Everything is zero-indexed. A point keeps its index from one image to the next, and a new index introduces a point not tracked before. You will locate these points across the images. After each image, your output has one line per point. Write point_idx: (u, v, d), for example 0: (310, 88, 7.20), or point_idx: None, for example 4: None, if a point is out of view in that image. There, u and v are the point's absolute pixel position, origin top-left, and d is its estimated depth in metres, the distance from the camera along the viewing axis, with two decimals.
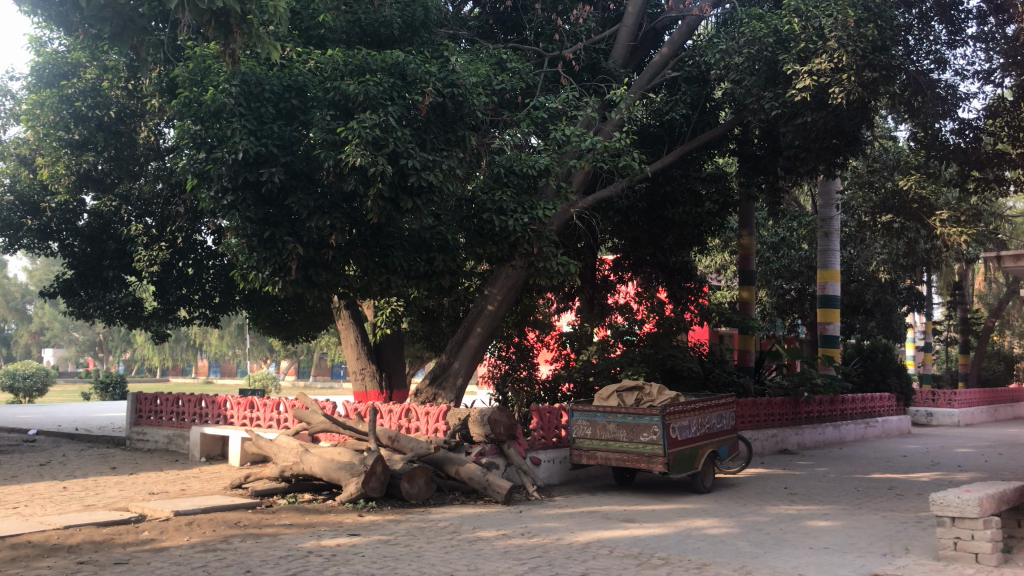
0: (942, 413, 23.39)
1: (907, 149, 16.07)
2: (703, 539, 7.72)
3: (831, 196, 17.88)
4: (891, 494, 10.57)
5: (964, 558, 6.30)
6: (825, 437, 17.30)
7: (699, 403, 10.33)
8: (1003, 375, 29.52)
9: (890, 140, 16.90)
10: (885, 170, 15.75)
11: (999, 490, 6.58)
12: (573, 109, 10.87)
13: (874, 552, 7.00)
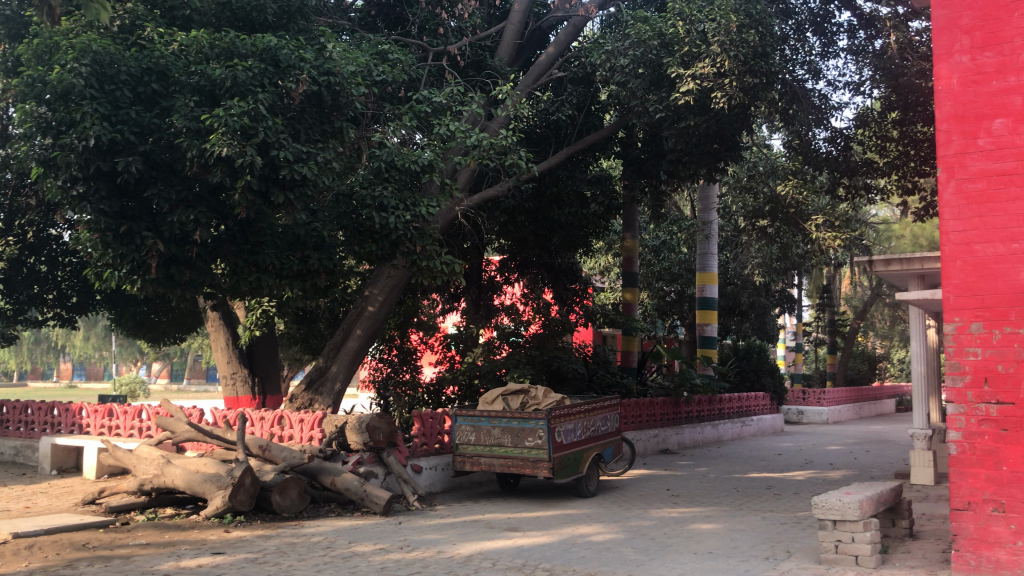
0: (811, 411, 24.26)
1: (782, 157, 16.44)
2: (588, 547, 7.49)
3: (710, 200, 18.39)
4: (770, 494, 10.68)
5: (845, 561, 6.24)
6: (704, 437, 17.58)
7: (584, 406, 10.19)
8: (867, 375, 30.95)
9: (766, 148, 17.22)
10: (762, 177, 16.10)
11: (876, 492, 6.61)
12: (458, 104, 10.50)
13: (757, 556, 6.94)
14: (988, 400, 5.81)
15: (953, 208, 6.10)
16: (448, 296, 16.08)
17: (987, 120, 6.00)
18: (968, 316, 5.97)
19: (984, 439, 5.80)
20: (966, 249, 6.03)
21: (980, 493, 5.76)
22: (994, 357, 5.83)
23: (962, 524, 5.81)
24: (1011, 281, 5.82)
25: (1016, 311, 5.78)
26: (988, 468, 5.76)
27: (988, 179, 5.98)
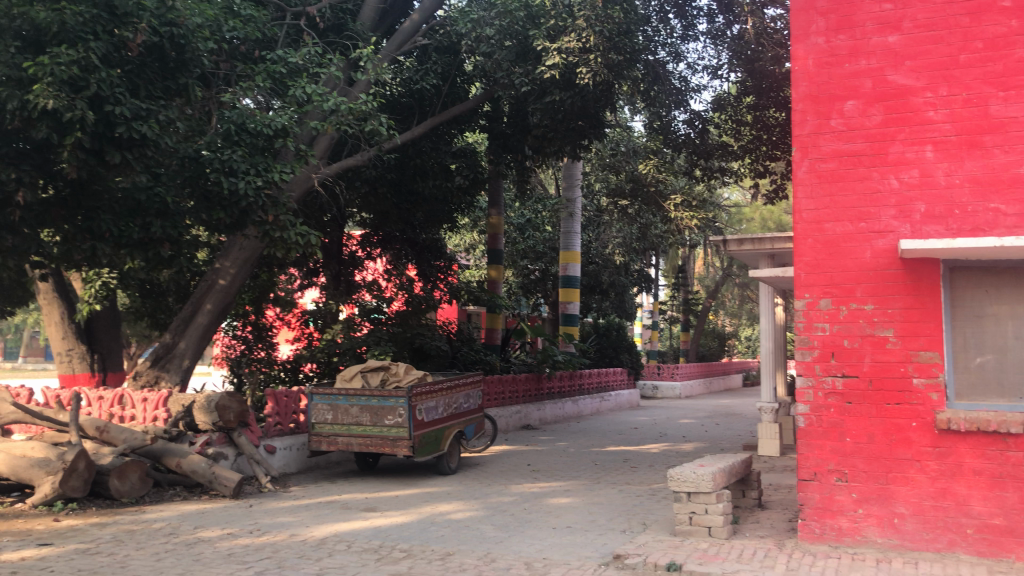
0: (666, 386, 25.07)
1: (642, 137, 16.65)
2: (447, 526, 7.32)
3: (574, 177, 18.53)
4: (627, 467, 10.85)
5: (699, 533, 6.29)
6: (564, 412, 17.81)
7: (445, 383, 9.99)
8: (717, 351, 32.25)
9: (628, 128, 17.51)
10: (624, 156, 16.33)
11: (728, 463, 6.71)
12: (315, 66, 10.01)
13: (614, 530, 6.98)
14: (835, 373, 6.00)
15: (806, 186, 6.24)
16: (306, 270, 15.37)
17: (838, 101, 6.17)
18: (818, 292, 6.13)
19: (830, 412, 5.98)
20: (817, 227, 6.17)
21: (826, 464, 5.96)
22: (841, 332, 6.01)
23: (808, 494, 5.99)
24: (858, 259, 6.00)
25: (862, 288, 5.97)
26: (832, 439, 5.96)
27: (838, 159, 6.15)
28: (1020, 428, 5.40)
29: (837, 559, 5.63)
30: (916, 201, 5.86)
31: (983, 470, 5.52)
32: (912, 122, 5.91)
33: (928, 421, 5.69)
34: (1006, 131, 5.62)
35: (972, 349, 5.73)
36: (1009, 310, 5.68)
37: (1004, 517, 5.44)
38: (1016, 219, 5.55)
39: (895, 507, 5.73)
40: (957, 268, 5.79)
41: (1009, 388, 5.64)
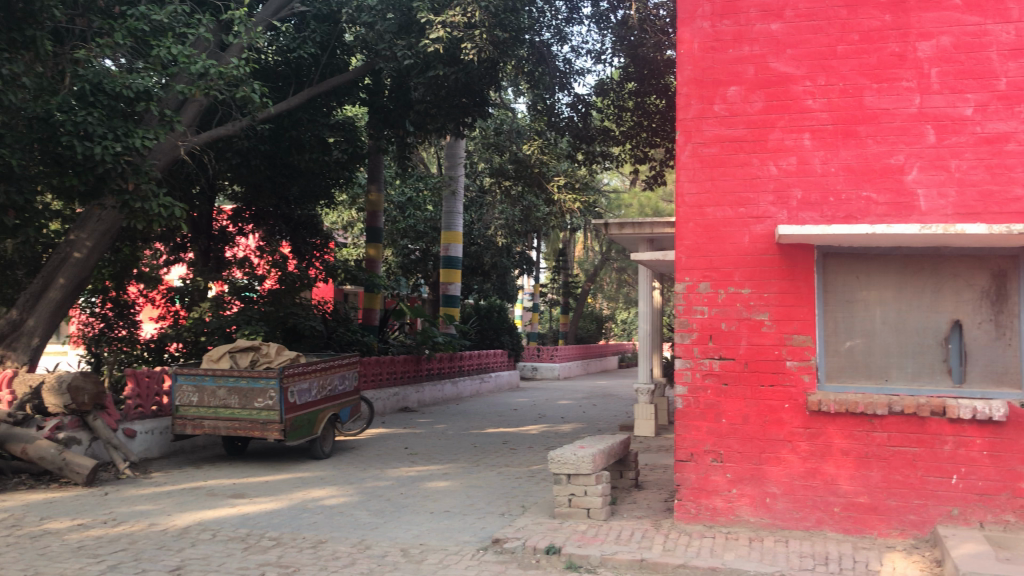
0: (544, 367, 25.31)
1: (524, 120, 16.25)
2: (320, 512, 7.03)
3: (457, 156, 18.25)
4: (505, 448, 10.79)
5: (577, 515, 6.20)
6: (443, 394, 17.65)
7: (320, 364, 9.64)
8: (594, 334, 32.77)
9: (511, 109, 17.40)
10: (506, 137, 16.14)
11: (607, 445, 6.69)
12: (183, 27, 9.39)
13: (493, 513, 6.87)
14: (712, 355, 6.02)
15: (689, 170, 6.21)
16: (173, 245, 14.55)
17: (722, 86, 6.16)
18: (697, 276, 6.11)
19: (707, 393, 6.01)
20: (698, 212, 6.14)
21: (702, 445, 5.99)
22: (719, 315, 6.03)
23: (684, 475, 6.02)
24: (737, 244, 6.02)
25: (740, 272, 6.00)
26: (709, 421, 5.99)
27: (721, 145, 6.14)
28: (885, 410, 5.62)
29: (713, 539, 5.70)
30: (793, 187, 5.94)
31: (850, 450, 5.71)
32: (791, 110, 5.99)
33: (800, 403, 5.81)
34: (879, 122, 5.79)
35: (842, 333, 5.90)
36: (877, 296, 5.88)
37: (868, 495, 5.66)
38: (885, 208, 5.73)
39: (767, 486, 5.84)
40: (830, 254, 5.93)
41: (875, 371, 5.85)
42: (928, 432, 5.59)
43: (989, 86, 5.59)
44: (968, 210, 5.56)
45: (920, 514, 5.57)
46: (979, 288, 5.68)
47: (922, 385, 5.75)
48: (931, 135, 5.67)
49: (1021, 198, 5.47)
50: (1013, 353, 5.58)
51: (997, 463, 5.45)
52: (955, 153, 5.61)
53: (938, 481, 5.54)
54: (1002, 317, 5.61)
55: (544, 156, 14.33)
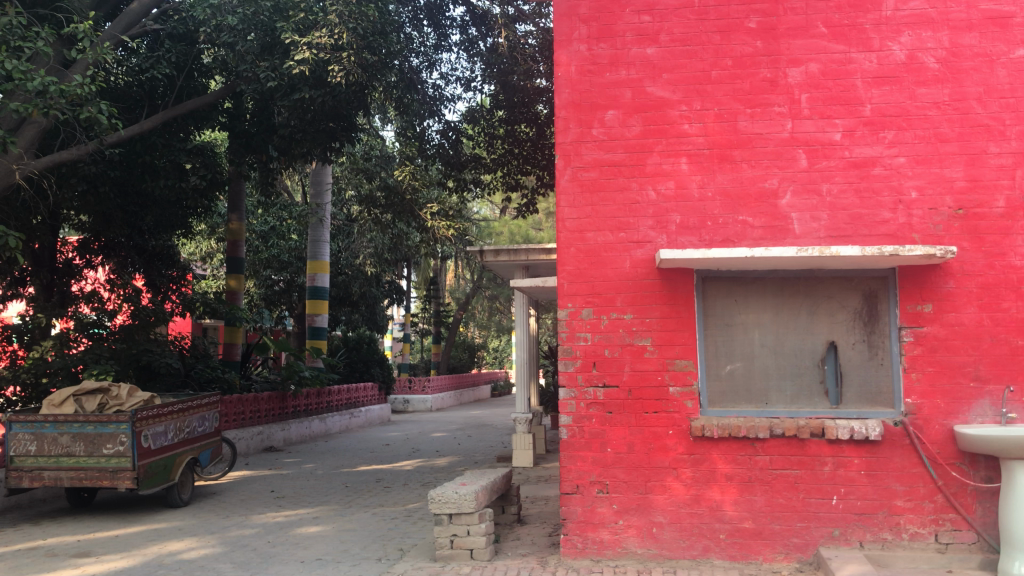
0: (416, 399, 24.82)
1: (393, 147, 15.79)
2: (177, 568, 6.37)
3: (323, 183, 17.66)
4: (379, 487, 10.32)
5: (460, 556, 5.86)
6: (310, 431, 16.90)
7: (177, 405, 8.91)
8: (466, 363, 32.46)
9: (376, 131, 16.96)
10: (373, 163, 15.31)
11: (488, 480, 6.39)
12: (19, 39, 8.56)
13: (369, 559, 6.44)
14: (596, 383, 5.83)
15: (569, 195, 6.02)
16: (10, 279, 12.98)
17: (600, 110, 6.03)
18: (580, 302, 5.93)
19: (592, 422, 5.81)
20: (579, 237, 5.96)
21: (587, 476, 5.77)
22: (602, 342, 5.86)
23: (570, 508, 5.77)
24: (618, 269, 5.89)
25: (622, 298, 5.86)
26: (593, 450, 5.78)
27: (600, 169, 5.99)
28: (767, 433, 5.59)
29: (601, 574, 5.46)
30: (672, 211, 5.88)
31: (734, 475, 5.64)
32: (668, 135, 5.94)
33: (684, 429, 5.71)
34: (753, 147, 5.83)
35: (722, 357, 5.87)
36: (756, 319, 5.88)
37: (752, 520, 5.59)
38: (761, 231, 5.75)
39: (653, 516, 5.66)
40: (709, 278, 5.89)
41: (755, 394, 5.84)
42: (808, 454, 5.59)
43: (855, 112, 5.74)
44: (840, 233, 5.66)
45: (803, 537, 5.53)
46: (851, 309, 5.78)
47: (801, 407, 5.77)
48: (803, 160, 5.75)
49: (888, 220, 5.61)
50: (885, 373, 5.69)
51: (874, 482, 5.51)
52: (826, 177, 5.71)
53: (820, 502, 5.54)
54: (874, 338, 5.72)
55: (415, 182, 13.98)
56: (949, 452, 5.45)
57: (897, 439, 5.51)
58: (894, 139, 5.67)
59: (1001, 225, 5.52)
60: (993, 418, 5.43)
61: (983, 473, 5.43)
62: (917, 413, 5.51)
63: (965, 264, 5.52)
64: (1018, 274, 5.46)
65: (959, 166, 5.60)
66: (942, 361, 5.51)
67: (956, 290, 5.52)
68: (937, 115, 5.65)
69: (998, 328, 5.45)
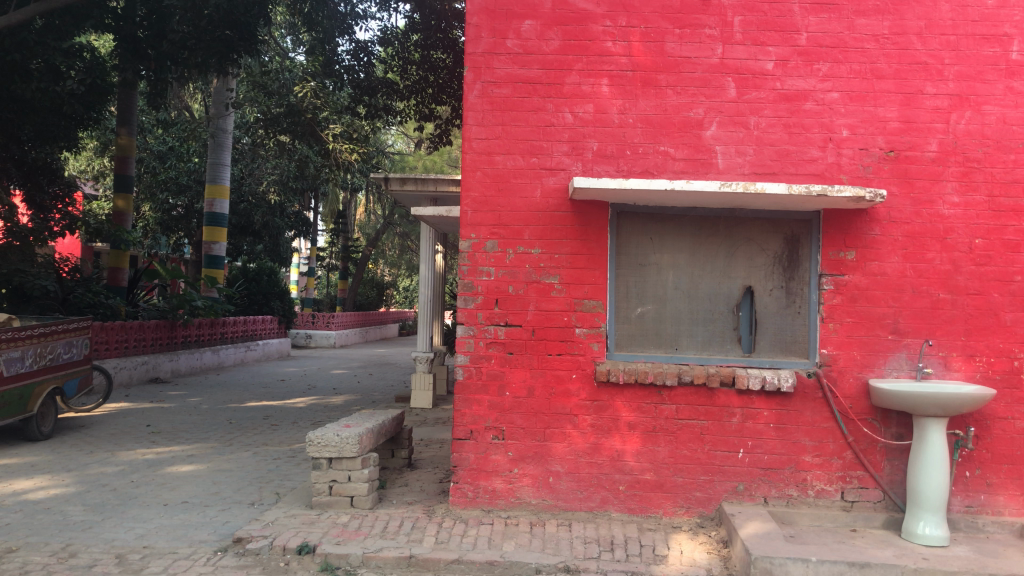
0: (319, 335, 24.08)
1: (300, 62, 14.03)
2: (20, 510, 5.65)
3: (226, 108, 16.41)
4: (266, 424, 9.70)
5: (339, 504, 5.35)
6: (202, 362, 16.06)
7: (38, 329, 8.04)
8: (374, 301, 31.66)
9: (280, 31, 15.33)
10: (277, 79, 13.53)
11: (375, 422, 5.87)
12: None
13: (241, 503, 5.89)
14: (498, 322, 5.34)
15: (477, 113, 5.40)
16: None
17: (516, 19, 5.41)
18: (484, 232, 5.38)
19: (490, 363, 5.33)
20: (487, 160, 5.38)
21: (482, 421, 5.30)
22: (505, 277, 5.36)
23: (462, 455, 5.30)
24: (528, 198, 5.36)
25: (530, 231, 5.35)
26: (490, 393, 5.31)
27: (513, 86, 5.39)
28: (675, 380, 5.20)
29: (491, 525, 5.04)
30: (589, 138, 5.36)
31: (637, 424, 5.25)
32: (589, 52, 5.39)
33: (588, 373, 5.28)
34: (679, 71, 5.35)
35: (634, 299, 5.45)
36: (670, 259, 5.46)
37: (654, 472, 5.23)
38: (683, 164, 5.31)
39: (550, 465, 5.26)
40: (624, 213, 5.43)
41: (665, 339, 5.45)
42: (717, 405, 5.24)
43: (790, 40, 5.31)
44: (765, 170, 5.26)
45: (706, 491, 5.22)
46: (770, 254, 5.43)
47: (712, 354, 5.43)
48: (731, 89, 5.31)
49: (816, 159, 5.24)
50: (801, 323, 5.38)
51: (783, 436, 5.22)
52: (754, 110, 5.30)
53: (725, 455, 5.23)
54: (793, 285, 5.39)
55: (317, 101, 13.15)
56: (862, 407, 5.21)
57: (810, 392, 5.22)
58: (829, 72, 5.27)
59: (932, 170, 5.21)
60: (908, 373, 5.19)
61: (894, 430, 5.20)
62: (832, 364, 5.23)
63: (893, 210, 5.21)
64: (945, 224, 5.19)
65: (894, 106, 5.25)
66: (862, 312, 5.22)
67: (881, 238, 5.21)
68: (875, 49, 5.26)
69: (921, 280, 5.19)
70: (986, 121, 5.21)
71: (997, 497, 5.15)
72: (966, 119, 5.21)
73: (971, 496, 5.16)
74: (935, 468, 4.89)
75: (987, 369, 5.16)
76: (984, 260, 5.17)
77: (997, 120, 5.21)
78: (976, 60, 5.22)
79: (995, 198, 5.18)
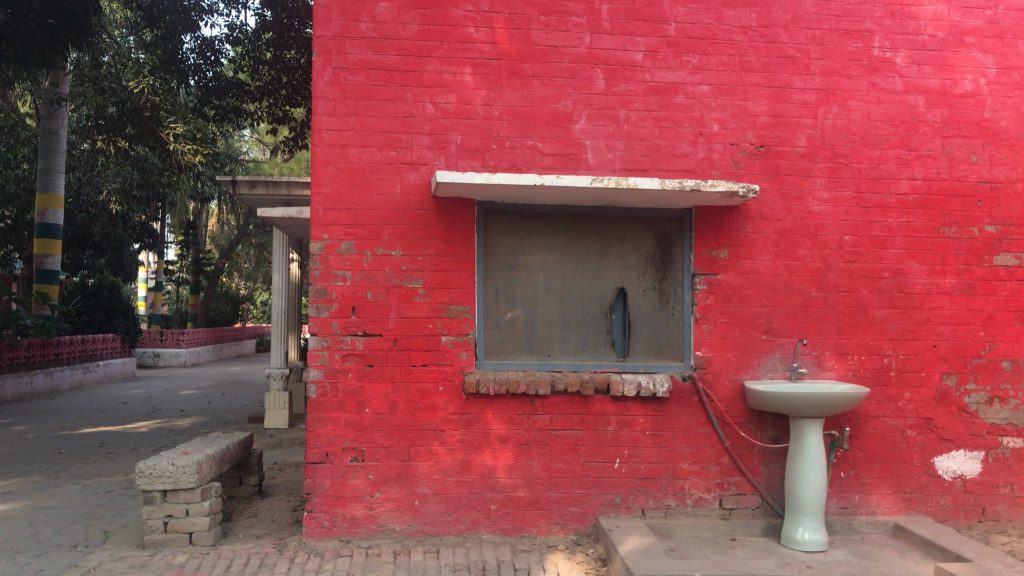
0: (168, 354, 22.62)
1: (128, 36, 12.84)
2: None
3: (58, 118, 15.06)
4: (101, 453, 8.74)
5: (176, 542, 4.70)
6: (32, 387, 14.60)
7: None
8: (229, 317, 30.17)
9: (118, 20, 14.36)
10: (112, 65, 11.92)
11: (219, 448, 5.25)
12: None
13: (62, 546, 5.12)
14: (355, 331, 4.84)
15: (327, 102, 4.89)
16: None
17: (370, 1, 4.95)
18: (338, 233, 4.86)
19: (347, 378, 4.82)
20: (340, 153, 4.87)
21: (339, 441, 4.78)
22: (363, 282, 4.87)
23: (317, 480, 4.76)
24: (386, 195, 4.89)
25: (390, 231, 4.89)
26: (348, 411, 4.80)
27: (367, 73, 4.92)
28: (549, 389, 4.86)
29: (350, 558, 4.53)
30: (452, 130, 4.96)
31: (509, 438, 4.88)
32: (450, 38, 4.99)
33: (455, 384, 4.88)
34: (546, 61, 5.04)
35: (503, 303, 5.09)
36: (541, 260, 5.13)
37: (527, 488, 4.88)
38: (552, 159, 5.00)
39: (416, 487, 4.81)
40: (491, 211, 5.06)
41: (536, 346, 5.11)
42: (591, 413, 4.94)
43: (659, 30, 5.11)
44: (636, 165, 5.02)
45: (582, 506, 4.91)
46: (643, 253, 5.19)
47: (585, 360, 5.12)
48: (600, 81, 5.05)
49: (687, 154, 5.05)
50: (675, 324, 5.16)
51: (659, 444, 4.97)
52: (624, 103, 5.05)
53: (601, 466, 4.93)
54: (665, 285, 5.17)
55: (155, 96, 11.73)
56: (737, 411, 5.04)
57: (686, 396, 5.00)
58: (698, 65, 5.10)
59: (801, 166, 5.12)
60: (782, 373, 5.07)
61: (770, 433, 5.06)
62: (707, 367, 5.03)
63: (764, 207, 5.08)
64: (816, 220, 5.11)
65: (763, 100, 5.13)
66: (735, 312, 5.05)
67: (753, 235, 5.07)
68: (743, 41, 5.13)
69: (793, 278, 5.08)
70: (852, 116, 5.17)
71: (870, 497, 5.09)
72: (833, 115, 5.16)
73: (846, 496, 5.08)
74: (813, 470, 4.76)
75: (858, 367, 5.10)
76: (853, 257, 5.12)
77: (862, 116, 5.18)
78: (841, 55, 5.19)
79: (862, 193, 5.15)
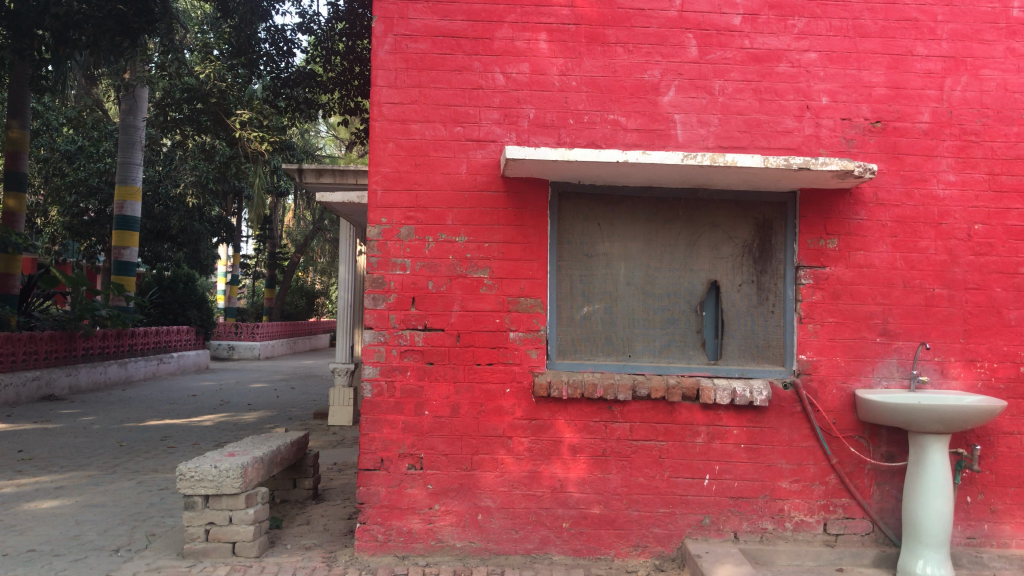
0: (243, 346, 22.73)
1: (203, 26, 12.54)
2: None
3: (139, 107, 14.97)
4: (162, 447, 8.51)
5: (217, 552, 4.32)
6: (106, 377, 14.67)
7: None
8: (304, 311, 30.31)
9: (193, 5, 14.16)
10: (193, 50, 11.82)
11: (269, 450, 4.86)
12: None
13: (102, 549, 4.79)
14: (415, 325, 4.38)
15: (387, 72, 4.43)
16: None
17: None
18: (398, 216, 4.41)
19: (405, 377, 4.36)
20: (400, 129, 4.42)
21: (395, 446, 4.33)
22: (424, 271, 4.40)
23: (371, 489, 4.31)
24: (451, 175, 4.41)
25: (454, 215, 4.41)
26: (405, 414, 4.34)
27: (432, 40, 4.45)
28: (629, 394, 4.31)
29: None
30: (525, 103, 4.45)
31: (583, 448, 4.36)
32: (523, 1, 4.49)
33: (524, 387, 4.37)
34: (631, 26, 4.50)
35: (580, 296, 4.56)
36: (622, 248, 4.59)
37: (602, 505, 4.35)
38: (636, 135, 4.44)
39: (479, 500, 4.32)
40: (566, 193, 4.54)
41: (616, 346, 4.56)
42: (678, 422, 4.38)
43: None
44: (732, 143, 4.43)
45: (665, 527, 4.34)
46: (738, 242, 4.60)
47: (672, 362, 4.55)
48: (692, 47, 4.48)
49: (792, 131, 4.44)
50: (775, 324, 4.56)
51: (755, 459, 4.38)
52: (719, 72, 4.47)
53: (688, 483, 4.36)
54: (765, 279, 4.58)
55: (222, 83, 11.70)
56: (846, 423, 4.40)
57: (787, 406, 4.39)
58: (805, 29, 4.48)
59: (925, 144, 4.45)
60: (899, 382, 4.41)
61: (884, 449, 4.41)
62: (812, 373, 4.41)
63: (880, 190, 4.43)
64: (941, 206, 4.43)
65: (880, 68, 4.48)
66: (845, 310, 4.42)
67: (867, 223, 4.43)
68: (857, 2, 4.49)
69: (913, 273, 4.42)
70: (985, 87, 4.48)
71: (1003, 527, 4.39)
72: (963, 85, 4.47)
73: (973, 525, 4.39)
74: (937, 494, 4.09)
75: (989, 376, 4.41)
76: (984, 249, 4.43)
77: (998, 87, 4.49)
78: (974, 17, 4.50)
79: (996, 176, 4.45)
